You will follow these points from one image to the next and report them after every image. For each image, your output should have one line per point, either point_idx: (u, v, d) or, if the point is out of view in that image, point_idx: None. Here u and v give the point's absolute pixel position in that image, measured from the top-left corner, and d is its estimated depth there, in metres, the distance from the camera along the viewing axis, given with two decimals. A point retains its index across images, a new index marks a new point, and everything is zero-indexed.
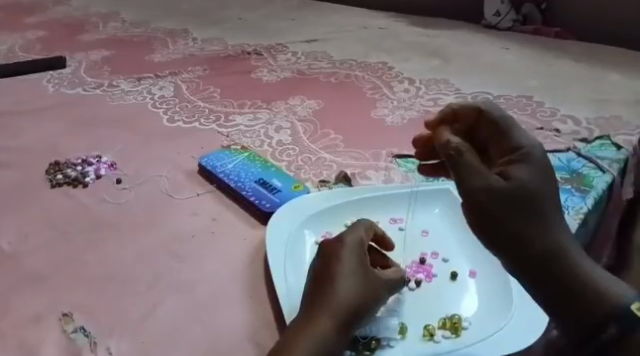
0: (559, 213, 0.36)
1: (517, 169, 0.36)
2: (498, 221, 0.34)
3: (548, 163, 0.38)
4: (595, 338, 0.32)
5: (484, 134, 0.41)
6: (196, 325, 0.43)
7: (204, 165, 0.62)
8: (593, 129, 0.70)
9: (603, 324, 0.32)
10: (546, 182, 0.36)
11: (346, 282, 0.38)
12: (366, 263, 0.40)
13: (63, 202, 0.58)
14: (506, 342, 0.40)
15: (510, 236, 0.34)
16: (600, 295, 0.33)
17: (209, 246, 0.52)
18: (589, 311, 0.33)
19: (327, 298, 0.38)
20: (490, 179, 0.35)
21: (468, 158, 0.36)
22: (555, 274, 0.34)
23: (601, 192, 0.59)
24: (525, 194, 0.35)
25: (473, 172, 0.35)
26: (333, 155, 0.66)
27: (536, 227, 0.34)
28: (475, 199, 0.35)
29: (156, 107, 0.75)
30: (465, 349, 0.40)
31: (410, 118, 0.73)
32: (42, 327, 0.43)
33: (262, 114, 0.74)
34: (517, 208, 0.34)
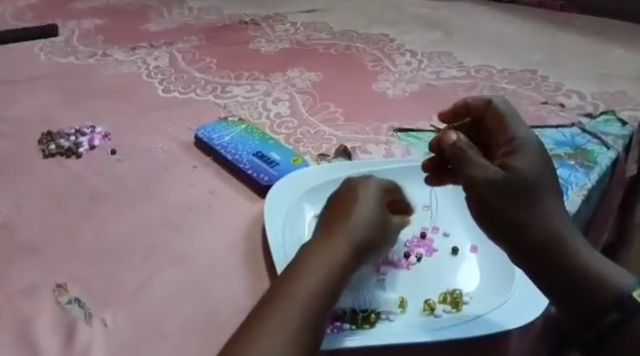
0: (554, 200, 0.40)
1: (517, 160, 0.39)
2: (497, 209, 0.38)
3: (543, 153, 0.41)
4: (599, 322, 0.36)
5: (489, 127, 0.44)
6: (193, 299, 0.42)
7: (201, 137, 0.60)
8: (599, 103, 0.69)
9: (605, 309, 0.36)
10: (543, 173, 0.39)
11: (351, 225, 0.41)
12: (380, 212, 0.42)
13: (56, 172, 0.56)
14: (507, 318, 0.40)
15: (512, 222, 0.38)
16: (603, 281, 0.36)
17: (206, 218, 0.51)
18: (593, 296, 0.36)
19: (330, 243, 0.40)
20: (488, 170, 0.38)
21: (470, 155, 0.39)
22: (560, 263, 0.37)
23: (605, 168, 0.58)
24: (524, 184, 0.38)
25: (472, 166, 0.38)
26: (333, 129, 0.64)
27: (534, 213, 0.38)
28: (476, 189, 0.38)
29: (151, 77, 0.74)
30: (472, 322, 0.40)
31: (411, 91, 0.72)
32: (36, 297, 0.42)
33: (260, 86, 0.72)
34: (514, 198, 0.38)
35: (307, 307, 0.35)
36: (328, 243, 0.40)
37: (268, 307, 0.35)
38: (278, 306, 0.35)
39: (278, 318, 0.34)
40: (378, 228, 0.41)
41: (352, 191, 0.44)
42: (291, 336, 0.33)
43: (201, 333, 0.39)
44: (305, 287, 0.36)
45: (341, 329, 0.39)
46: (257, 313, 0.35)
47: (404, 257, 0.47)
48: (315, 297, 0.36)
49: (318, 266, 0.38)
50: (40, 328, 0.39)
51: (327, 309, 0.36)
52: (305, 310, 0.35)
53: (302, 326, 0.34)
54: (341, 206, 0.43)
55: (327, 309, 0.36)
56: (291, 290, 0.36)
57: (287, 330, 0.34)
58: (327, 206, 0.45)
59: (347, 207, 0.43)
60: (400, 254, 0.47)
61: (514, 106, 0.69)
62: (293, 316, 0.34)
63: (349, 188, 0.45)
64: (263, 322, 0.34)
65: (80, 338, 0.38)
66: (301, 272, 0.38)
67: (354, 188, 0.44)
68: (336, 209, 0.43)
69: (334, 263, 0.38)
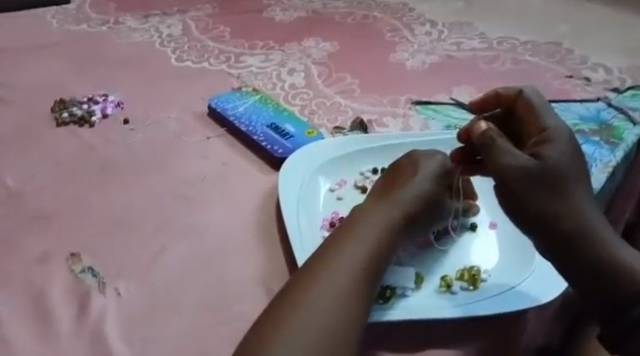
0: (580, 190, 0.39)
1: (548, 148, 0.38)
2: (525, 196, 0.37)
3: (573, 143, 0.40)
4: (623, 315, 0.36)
5: (521, 116, 0.43)
6: (207, 271, 0.42)
7: (214, 107, 0.59)
8: (626, 78, 0.66)
9: (631, 302, 0.36)
10: (572, 162, 0.39)
11: (402, 200, 0.42)
12: (429, 194, 0.43)
13: (69, 141, 0.56)
14: (525, 297, 0.40)
15: (535, 215, 0.37)
16: (629, 275, 0.37)
17: (220, 189, 0.50)
18: (619, 289, 0.36)
19: (377, 216, 0.40)
20: (519, 158, 0.37)
21: (500, 142, 0.38)
22: (588, 254, 0.37)
23: (631, 145, 0.56)
24: (553, 172, 0.37)
25: (502, 152, 0.37)
26: (349, 100, 0.63)
27: (559, 203, 0.38)
28: (505, 176, 0.37)
29: (163, 46, 0.72)
30: (498, 296, 0.40)
31: (431, 63, 0.70)
32: (50, 265, 0.42)
33: (274, 56, 0.71)
34: (543, 187, 0.37)
35: (348, 281, 0.35)
36: (373, 220, 0.40)
37: (309, 280, 0.36)
38: (322, 278, 0.35)
39: (324, 291, 0.35)
40: (430, 204, 0.43)
41: (409, 167, 0.45)
42: (335, 309, 0.34)
43: (215, 305, 0.39)
44: (349, 262, 0.37)
45: None
46: (298, 285, 0.36)
47: None
48: (359, 273, 0.36)
49: (363, 242, 0.38)
50: (54, 296, 0.39)
51: (371, 285, 0.36)
52: (350, 285, 0.35)
53: (348, 300, 0.35)
54: (397, 181, 0.44)
55: (371, 285, 0.36)
56: (334, 263, 0.36)
57: (326, 302, 0.34)
58: (376, 185, 0.45)
59: (397, 186, 0.43)
60: None
61: (537, 79, 0.67)
62: (337, 290, 0.35)
63: (404, 165, 0.46)
64: (305, 295, 0.35)
65: (94, 307, 0.38)
66: (345, 246, 0.38)
67: (406, 170, 0.45)
68: (392, 184, 0.44)
69: (381, 238, 0.39)
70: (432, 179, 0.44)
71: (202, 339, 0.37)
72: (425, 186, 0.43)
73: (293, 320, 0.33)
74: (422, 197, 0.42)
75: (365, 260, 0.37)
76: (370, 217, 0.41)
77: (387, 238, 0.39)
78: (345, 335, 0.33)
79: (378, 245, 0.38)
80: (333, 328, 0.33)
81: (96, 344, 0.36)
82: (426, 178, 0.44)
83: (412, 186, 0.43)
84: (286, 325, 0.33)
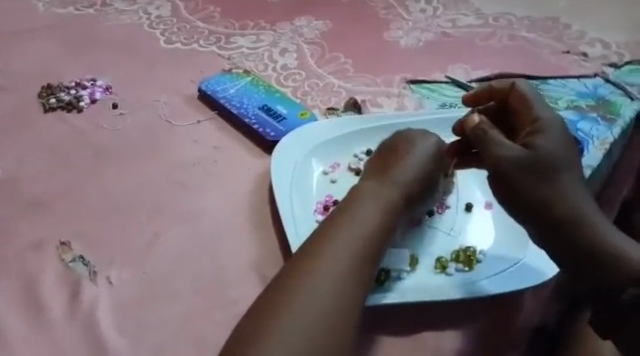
0: (572, 176, 0.38)
1: (540, 138, 0.39)
2: (518, 184, 0.37)
3: (565, 133, 0.40)
4: (615, 300, 0.35)
5: (513, 107, 0.42)
6: (200, 257, 0.41)
7: (205, 90, 0.58)
8: (624, 53, 0.66)
9: (622, 286, 0.35)
10: (565, 152, 0.38)
11: (396, 181, 0.42)
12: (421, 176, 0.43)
13: (58, 127, 0.55)
14: (519, 278, 0.40)
15: (528, 201, 0.37)
16: (622, 259, 0.35)
17: (212, 174, 0.49)
18: (614, 277, 0.35)
19: (372, 199, 0.40)
20: (512, 148, 0.38)
21: (493, 133, 0.39)
22: (580, 243, 0.36)
23: (629, 121, 0.55)
24: (547, 161, 0.37)
25: (496, 143, 0.38)
26: (342, 81, 0.62)
27: (551, 189, 0.37)
28: (500, 165, 0.38)
29: (152, 28, 0.71)
30: (493, 278, 0.40)
31: (426, 41, 0.68)
32: (40, 255, 0.41)
33: (266, 36, 0.69)
34: (539, 175, 0.37)
35: (345, 268, 0.35)
36: (367, 204, 0.40)
37: (304, 265, 0.35)
38: (317, 263, 0.35)
39: (319, 275, 0.34)
40: (425, 184, 0.42)
41: (401, 146, 0.45)
42: (331, 295, 0.33)
43: (208, 292, 0.39)
44: (344, 245, 0.36)
45: None
46: (293, 270, 0.35)
47: None
48: (356, 256, 0.36)
49: (359, 224, 0.38)
50: (45, 286, 0.39)
51: (370, 267, 0.36)
52: (346, 268, 0.35)
53: (345, 283, 0.34)
54: (391, 160, 0.44)
55: (370, 270, 0.36)
56: (328, 248, 0.36)
57: (324, 288, 0.34)
58: (368, 168, 0.44)
59: (389, 168, 0.43)
60: None
61: (534, 55, 0.65)
62: (334, 274, 0.34)
63: (397, 144, 0.45)
64: (300, 281, 0.34)
65: (86, 296, 0.38)
66: (340, 229, 0.37)
67: (398, 151, 0.44)
68: (384, 163, 0.44)
69: (378, 220, 0.38)
70: (425, 159, 0.44)
71: (197, 326, 0.36)
72: (419, 166, 0.43)
73: (288, 308, 0.33)
74: (416, 177, 0.42)
75: (362, 242, 0.37)
76: (364, 199, 0.40)
77: (384, 218, 0.39)
78: (342, 319, 0.32)
79: (375, 227, 0.38)
80: (330, 313, 0.32)
81: (89, 334, 0.35)
82: (419, 158, 0.43)
83: (405, 166, 0.43)
84: (282, 313, 0.32)
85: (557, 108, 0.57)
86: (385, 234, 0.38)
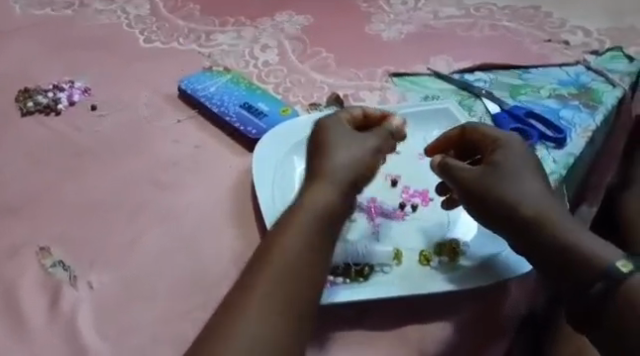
0: (537, 180, 0.39)
1: (499, 155, 0.40)
2: (484, 196, 0.39)
3: (525, 148, 0.42)
4: (584, 295, 0.34)
5: (470, 141, 0.43)
6: (182, 258, 0.41)
7: (185, 89, 0.58)
8: (605, 39, 0.66)
9: (590, 280, 0.34)
10: (525, 163, 0.40)
11: (333, 166, 0.39)
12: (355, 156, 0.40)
13: (37, 131, 0.54)
14: (499, 269, 0.39)
15: (496, 205, 0.38)
16: (588, 256, 0.34)
17: (193, 173, 0.49)
18: (580, 272, 0.34)
19: (312, 191, 0.38)
20: (470, 171, 0.40)
21: (454, 164, 0.41)
22: (545, 242, 0.36)
23: (611, 108, 0.55)
24: (506, 174, 0.39)
25: (458, 172, 0.40)
26: (324, 75, 0.61)
27: (514, 193, 0.38)
28: (467, 187, 0.40)
29: (131, 27, 0.70)
30: (471, 270, 0.39)
31: (408, 33, 0.68)
32: (19, 260, 0.41)
33: (246, 32, 0.69)
34: (501, 186, 0.39)
35: (300, 265, 0.34)
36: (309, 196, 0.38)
37: (254, 271, 0.34)
38: (265, 267, 0.34)
39: (264, 279, 0.33)
40: (360, 163, 0.40)
41: (322, 129, 0.43)
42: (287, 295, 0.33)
43: (190, 293, 0.38)
44: (289, 245, 0.35)
45: (335, 283, 0.38)
46: (246, 278, 0.34)
47: (399, 208, 0.45)
48: (300, 254, 0.35)
49: (302, 219, 0.36)
50: (24, 292, 0.38)
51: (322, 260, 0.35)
52: (298, 265, 0.34)
53: (289, 283, 0.33)
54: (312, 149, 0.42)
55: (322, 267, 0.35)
56: (282, 244, 0.35)
57: (278, 286, 0.33)
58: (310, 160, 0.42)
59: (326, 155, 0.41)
60: (394, 206, 0.46)
61: (516, 44, 0.65)
62: (281, 275, 0.33)
63: (318, 129, 0.43)
64: (249, 287, 0.33)
65: (66, 302, 0.37)
66: (286, 228, 0.36)
67: (329, 136, 0.42)
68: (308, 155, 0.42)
69: (327, 211, 0.37)
70: (344, 140, 0.41)
71: (179, 327, 0.36)
72: (339, 147, 0.41)
73: (243, 307, 0.32)
74: (334, 157, 0.40)
75: (305, 238, 0.35)
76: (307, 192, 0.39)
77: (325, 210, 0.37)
78: (295, 320, 0.32)
79: (313, 219, 0.36)
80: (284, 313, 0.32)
81: (70, 340, 0.35)
82: (336, 141, 0.41)
83: (325, 150, 0.41)
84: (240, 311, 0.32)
85: (539, 97, 0.57)
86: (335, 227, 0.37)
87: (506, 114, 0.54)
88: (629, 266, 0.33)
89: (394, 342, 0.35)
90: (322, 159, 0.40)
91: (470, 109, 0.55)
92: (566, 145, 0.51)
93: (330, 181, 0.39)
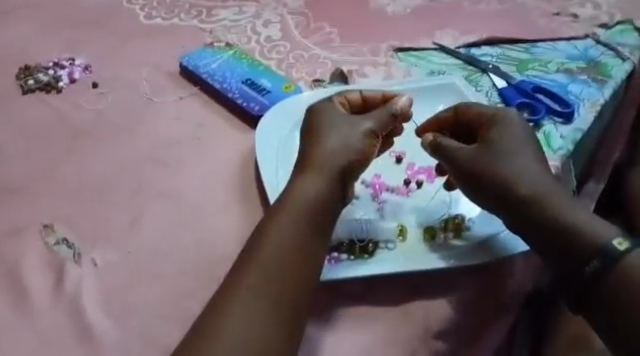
0: (532, 158, 0.39)
1: (496, 133, 0.40)
2: (479, 175, 0.38)
3: (523, 126, 0.41)
4: (579, 275, 0.33)
5: (463, 122, 0.43)
6: (185, 235, 0.41)
7: (186, 65, 0.57)
8: (614, 12, 0.64)
9: (586, 258, 0.33)
10: (520, 140, 0.40)
11: (325, 155, 0.39)
12: (347, 145, 0.39)
13: (38, 109, 0.54)
14: (502, 245, 0.39)
15: (490, 184, 0.38)
16: (584, 234, 0.34)
17: (195, 151, 0.49)
18: (576, 251, 0.34)
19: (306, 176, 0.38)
20: (462, 150, 0.40)
21: (445, 143, 0.41)
22: (540, 222, 0.35)
23: (620, 82, 0.54)
24: (500, 152, 0.39)
25: (450, 151, 0.40)
26: (327, 51, 0.60)
27: (508, 171, 0.38)
28: (460, 165, 0.40)
29: (131, 3, 0.69)
30: (473, 248, 0.39)
31: (413, 7, 0.67)
32: (23, 239, 0.41)
33: (248, 7, 0.67)
34: (495, 164, 0.38)
35: (294, 251, 0.34)
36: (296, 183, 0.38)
37: (245, 261, 0.34)
38: (254, 262, 0.33)
39: (253, 274, 0.33)
40: (352, 153, 0.39)
41: (313, 116, 0.42)
42: (280, 279, 0.33)
43: (194, 270, 0.39)
44: (277, 239, 0.34)
45: (339, 260, 0.38)
46: (235, 272, 0.34)
47: (404, 185, 0.45)
48: (288, 247, 0.34)
49: (291, 211, 0.36)
50: (29, 269, 0.38)
51: (316, 245, 0.35)
52: (292, 250, 0.34)
53: (279, 278, 0.33)
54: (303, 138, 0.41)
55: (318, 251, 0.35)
56: (275, 229, 0.35)
57: (272, 272, 0.33)
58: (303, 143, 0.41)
59: (318, 140, 0.40)
60: (399, 183, 0.45)
61: (523, 18, 0.64)
62: (270, 269, 0.33)
63: (309, 116, 0.42)
64: (239, 282, 0.33)
65: (71, 279, 0.37)
66: (274, 221, 0.36)
67: (321, 123, 0.41)
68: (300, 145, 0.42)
69: (320, 196, 0.37)
70: (333, 127, 0.40)
71: (184, 304, 0.36)
72: (328, 135, 0.40)
73: (237, 292, 0.32)
74: (323, 147, 0.39)
75: (294, 231, 0.35)
76: (299, 177, 0.38)
77: (316, 202, 0.37)
78: (290, 304, 0.32)
79: (304, 209, 0.36)
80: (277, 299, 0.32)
81: (76, 317, 0.35)
82: (326, 128, 0.40)
83: (314, 139, 0.40)
84: (234, 297, 0.32)
85: (547, 71, 0.56)
86: (329, 213, 0.37)
87: (513, 88, 0.53)
88: (625, 244, 0.33)
89: (398, 318, 0.35)
90: (312, 147, 0.40)
91: (476, 83, 0.54)
92: (573, 120, 0.50)
93: (319, 172, 0.38)
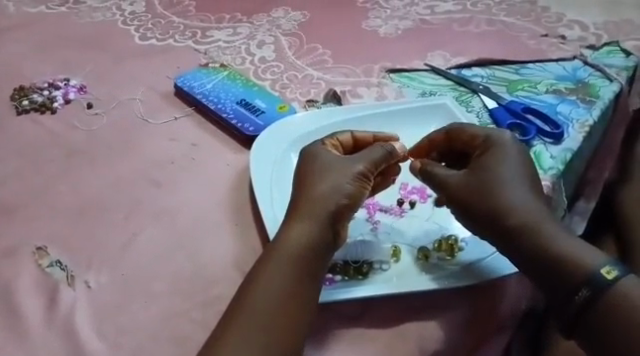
0: (526, 183, 0.39)
1: (490, 159, 0.40)
2: (470, 204, 0.39)
3: (517, 148, 0.41)
4: (570, 303, 0.34)
5: (456, 145, 0.43)
6: (180, 256, 0.41)
7: (181, 86, 0.57)
8: (601, 34, 0.66)
9: (575, 287, 0.34)
10: (514, 164, 0.40)
11: (314, 197, 0.38)
12: (337, 190, 0.38)
13: (32, 130, 0.54)
14: (491, 267, 0.39)
15: (487, 211, 0.38)
16: (573, 261, 0.35)
17: (188, 173, 0.49)
18: (567, 280, 0.34)
19: (300, 214, 0.38)
20: (452, 177, 0.40)
21: (436, 169, 0.41)
22: (530, 250, 0.36)
23: (608, 102, 0.55)
24: (491, 179, 0.39)
25: (440, 178, 0.41)
26: (321, 72, 0.61)
27: (502, 199, 0.38)
28: (450, 191, 0.40)
29: (127, 24, 0.69)
30: (464, 270, 0.39)
31: (404, 29, 0.68)
32: (16, 261, 0.41)
33: (242, 29, 0.68)
34: (486, 192, 0.38)
35: (288, 287, 0.35)
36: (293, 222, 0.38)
37: (241, 298, 0.34)
38: (247, 303, 0.34)
39: (247, 315, 0.33)
40: (342, 197, 0.38)
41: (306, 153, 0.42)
42: (274, 316, 0.34)
43: (187, 291, 0.38)
44: (271, 279, 0.35)
45: (332, 280, 0.38)
46: (230, 313, 0.34)
47: (398, 205, 0.45)
48: (283, 286, 0.35)
49: (284, 252, 0.36)
50: (21, 292, 0.38)
51: (310, 282, 0.35)
52: (287, 288, 0.35)
53: (273, 320, 0.33)
54: (296, 177, 0.41)
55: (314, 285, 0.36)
56: (270, 267, 0.36)
57: (264, 309, 0.34)
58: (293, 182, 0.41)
59: (310, 178, 0.40)
60: (393, 202, 0.46)
61: (513, 39, 0.65)
62: (264, 309, 0.34)
63: (302, 155, 0.42)
64: (233, 322, 0.33)
65: (64, 302, 0.37)
66: (268, 261, 0.36)
67: (311, 164, 0.41)
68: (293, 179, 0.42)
69: (315, 232, 0.37)
70: (323, 169, 0.40)
71: (177, 326, 0.36)
72: (322, 177, 0.39)
73: (232, 327, 0.33)
74: (314, 190, 0.39)
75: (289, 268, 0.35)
76: (295, 214, 0.38)
77: (312, 236, 0.37)
78: (283, 337, 0.33)
79: (298, 249, 0.36)
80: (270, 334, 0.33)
81: (69, 341, 0.35)
82: (319, 169, 0.40)
83: (306, 179, 0.40)
84: (231, 334, 0.33)
85: (536, 92, 0.57)
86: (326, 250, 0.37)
87: (504, 109, 0.54)
88: (614, 272, 0.34)
89: (390, 340, 0.35)
90: (303, 189, 0.39)
91: (467, 104, 0.55)
92: (563, 140, 0.50)
93: (307, 215, 0.38)
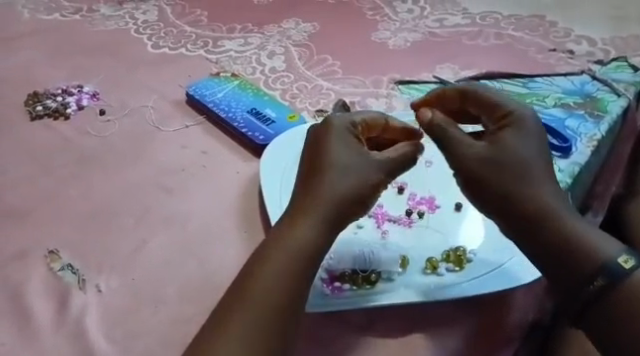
0: (544, 170, 0.39)
1: (514, 138, 0.39)
2: (489, 185, 0.38)
3: (538, 129, 0.40)
4: (582, 293, 0.34)
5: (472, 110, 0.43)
6: (189, 262, 0.41)
7: (192, 94, 0.58)
8: (609, 49, 0.66)
9: (589, 277, 0.34)
10: (536, 153, 0.39)
11: (328, 196, 0.37)
12: (355, 194, 0.38)
13: (45, 135, 0.54)
14: (498, 280, 0.39)
15: (507, 194, 0.37)
16: (586, 252, 0.35)
17: (198, 179, 0.49)
18: (581, 270, 0.34)
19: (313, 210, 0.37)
20: (475, 147, 0.39)
21: (453, 132, 0.40)
22: (546, 240, 0.36)
23: (616, 118, 0.56)
24: (517, 163, 0.38)
25: (459, 145, 0.39)
26: (330, 82, 0.62)
27: (524, 187, 0.37)
28: (468, 162, 0.39)
29: (140, 33, 0.70)
30: (476, 279, 0.39)
31: (413, 41, 0.69)
32: (29, 264, 0.41)
33: (253, 39, 0.69)
34: (509, 172, 0.38)
35: (286, 282, 0.34)
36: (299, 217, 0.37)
37: (240, 292, 0.34)
38: (246, 297, 0.34)
39: (246, 310, 0.33)
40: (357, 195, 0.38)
41: (320, 133, 0.41)
42: (271, 311, 0.33)
43: (196, 297, 0.39)
44: (270, 272, 0.35)
45: (341, 289, 0.38)
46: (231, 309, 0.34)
47: (407, 214, 0.46)
48: (285, 281, 0.34)
49: (285, 246, 0.36)
50: (33, 295, 0.38)
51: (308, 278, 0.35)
52: (286, 283, 0.34)
53: (273, 315, 0.33)
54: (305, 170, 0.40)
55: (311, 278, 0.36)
56: (271, 260, 0.35)
57: (262, 304, 0.34)
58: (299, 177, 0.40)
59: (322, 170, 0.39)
60: (402, 213, 0.46)
61: (521, 53, 0.66)
62: (264, 304, 0.34)
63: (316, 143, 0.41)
64: (233, 317, 0.33)
65: (75, 305, 0.38)
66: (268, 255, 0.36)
67: (323, 156, 0.39)
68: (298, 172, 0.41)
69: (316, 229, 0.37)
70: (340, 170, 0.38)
71: (187, 330, 0.36)
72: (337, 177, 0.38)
73: (231, 322, 0.33)
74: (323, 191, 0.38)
75: (292, 263, 0.35)
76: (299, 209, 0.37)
77: (319, 232, 0.37)
78: (278, 333, 0.33)
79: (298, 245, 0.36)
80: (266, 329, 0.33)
81: (79, 343, 0.35)
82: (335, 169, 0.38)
83: (319, 170, 0.39)
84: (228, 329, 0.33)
85: (545, 106, 0.57)
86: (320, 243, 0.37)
87: None
88: (631, 262, 0.34)
89: (398, 350, 0.36)
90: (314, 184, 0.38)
91: None
92: (572, 154, 0.51)
93: (315, 216, 0.37)
